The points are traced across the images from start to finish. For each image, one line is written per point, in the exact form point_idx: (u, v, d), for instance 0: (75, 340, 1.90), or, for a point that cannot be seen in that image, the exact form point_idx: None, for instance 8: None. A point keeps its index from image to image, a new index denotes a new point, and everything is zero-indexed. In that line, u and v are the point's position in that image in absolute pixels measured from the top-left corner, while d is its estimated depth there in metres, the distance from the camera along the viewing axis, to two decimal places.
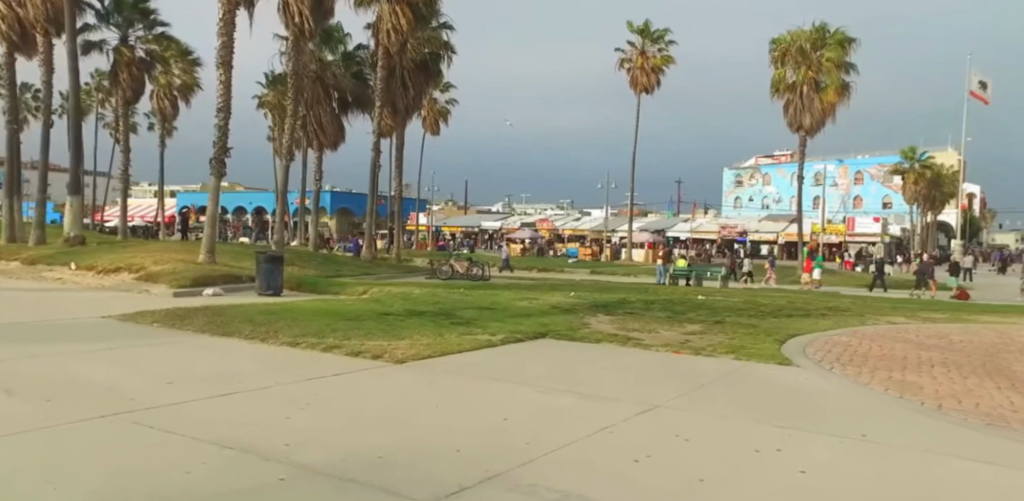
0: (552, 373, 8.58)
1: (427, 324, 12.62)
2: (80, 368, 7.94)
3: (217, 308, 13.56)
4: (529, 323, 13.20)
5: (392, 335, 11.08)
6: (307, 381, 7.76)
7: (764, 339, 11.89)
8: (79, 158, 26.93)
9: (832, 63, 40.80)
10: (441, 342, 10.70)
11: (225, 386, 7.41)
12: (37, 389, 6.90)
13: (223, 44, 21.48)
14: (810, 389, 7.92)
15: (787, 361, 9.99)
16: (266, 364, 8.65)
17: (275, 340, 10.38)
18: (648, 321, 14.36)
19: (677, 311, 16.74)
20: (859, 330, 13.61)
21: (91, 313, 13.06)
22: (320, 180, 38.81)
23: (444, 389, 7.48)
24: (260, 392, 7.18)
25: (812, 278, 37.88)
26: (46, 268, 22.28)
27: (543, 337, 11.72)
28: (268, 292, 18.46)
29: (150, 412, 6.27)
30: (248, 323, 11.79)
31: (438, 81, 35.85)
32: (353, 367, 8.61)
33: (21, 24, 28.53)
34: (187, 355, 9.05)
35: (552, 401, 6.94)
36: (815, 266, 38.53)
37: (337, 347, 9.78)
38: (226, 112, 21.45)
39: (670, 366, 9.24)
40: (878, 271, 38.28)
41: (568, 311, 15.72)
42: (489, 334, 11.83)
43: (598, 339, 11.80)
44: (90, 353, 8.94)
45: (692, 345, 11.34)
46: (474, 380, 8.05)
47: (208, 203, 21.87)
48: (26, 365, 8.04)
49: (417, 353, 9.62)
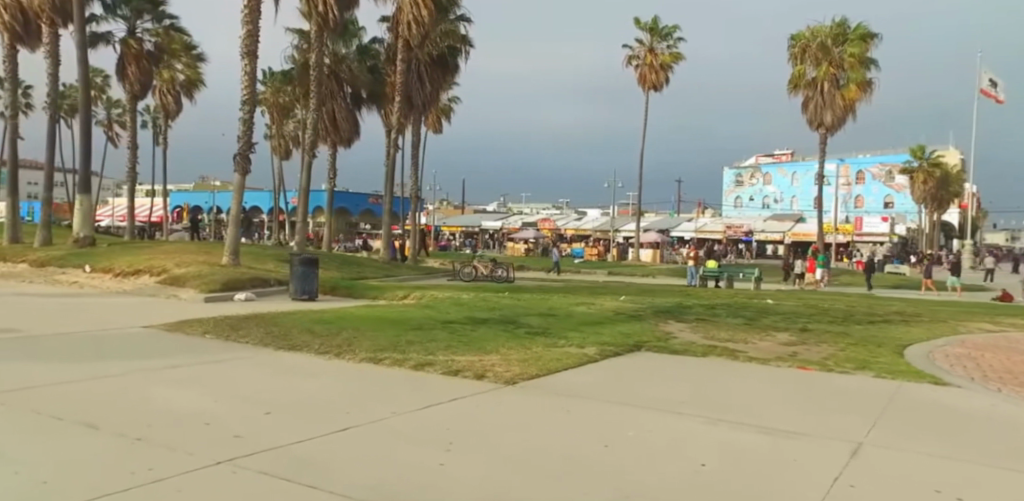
0: (693, 397, 7.43)
1: (504, 334, 11.47)
2: (154, 393, 6.76)
3: (265, 316, 12.31)
4: (611, 334, 12.06)
5: (476, 350, 9.95)
6: (424, 411, 6.57)
7: (880, 353, 10.75)
8: (89, 156, 25.55)
9: (854, 58, 39.69)
10: (537, 357, 9.60)
11: (336, 417, 6.25)
12: (118, 422, 5.73)
13: (247, 33, 20.23)
14: (1008, 420, 6.79)
15: (933, 376, 8.84)
16: (362, 386, 7.45)
17: (353, 355, 9.22)
18: (730, 330, 13.28)
19: (751, 317, 15.67)
20: (963, 339, 12.61)
21: (129, 322, 11.80)
22: (332, 178, 37.38)
23: (594, 420, 6.30)
24: (383, 427, 6.02)
25: (816, 278, 37.00)
26: (57, 271, 20.93)
27: (638, 350, 10.63)
28: (303, 297, 17.24)
29: (272, 456, 5.13)
30: (310, 335, 10.59)
31: (455, 77, 34.54)
32: (465, 391, 7.45)
33: (27, 15, 27.26)
34: (268, 374, 7.87)
35: (736, 439, 5.80)
36: (817, 260, 37.41)
37: (429, 365, 8.69)
38: (251, 105, 20.27)
39: (815, 384, 8.11)
40: (874, 269, 37.60)
41: (637, 318, 14.59)
42: (577, 346, 10.73)
43: (698, 352, 10.68)
44: (155, 373, 7.72)
45: (806, 359, 10.27)
46: (616, 406, 6.91)
47: (231, 202, 20.43)
48: (93, 390, 6.84)
49: (522, 372, 8.53)
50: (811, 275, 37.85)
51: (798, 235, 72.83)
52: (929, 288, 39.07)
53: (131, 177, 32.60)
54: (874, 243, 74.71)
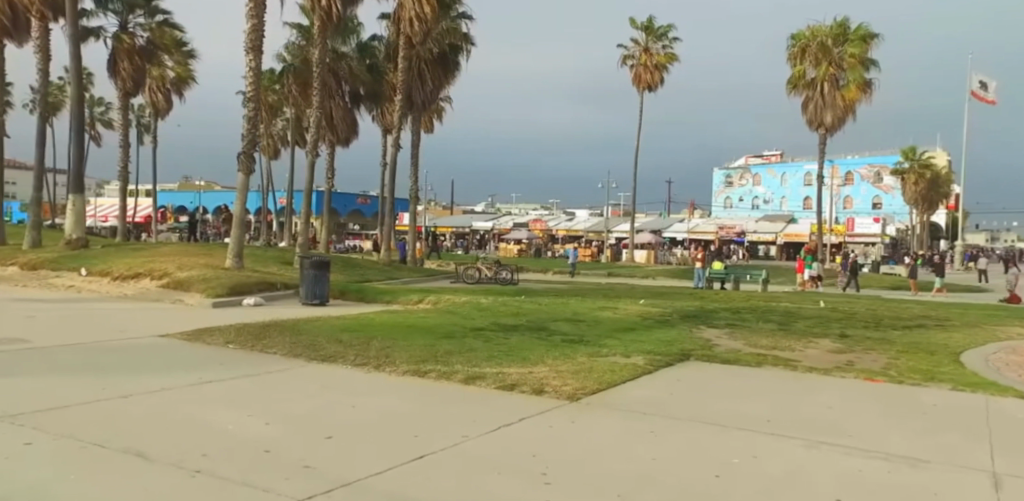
0: (778, 415, 6.83)
1: (540, 343, 10.85)
2: (198, 417, 6.13)
3: (286, 324, 11.63)
4: (651, 342, 11.50)
5: (520, 361, 9.33)
6: (499, 433, 5.99)
7: (940, 361, 10.23)
8: (81, 155, 24.67)
9: (855, 59, 39.42)
10: (589, 368, 9.01)
11: (404, 443, 5.66)
12: (171, 451, 5.15)
13: (252, 27, 19.51)
14: None
15: (1016, 389, 8.28)
16: (422, 404, 6.85)
17: (393, 368, 8.61)
18: (770, 337, 12.75)
19: (782, 321, 15.18)
20: (1014, 346, 12.12)
21: (141, 331, 11.09)
22: (331, 179, 36.65)
23: (690, 445, 5.72)
24: (462, 455, 5.40)
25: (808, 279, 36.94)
26: (52, 275, 20.05)
27: (687, 359, 10.07)
28: (314, 302, 16.57)
29: (350, 494, 4.54)
30: (341, 345, 9.97)
31: (456, 75, 33.83)
32: (531, 409, 6.86)
33: (15, 9, 26.32)
34: (313, 394, 7.25)
35: (856, 463, 5.26)
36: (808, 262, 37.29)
37: (479, 379, 8.10)
38: (255, 102, 19.56)
39: (898, 398, 7.55)
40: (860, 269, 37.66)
41: (666, 324, 14.05)
42: (622, 356, 10.15)
43: (750, 361, 10.14)
44: (190, 391, 7.07)
45: (867, 368, 9.74)
46: (705, 427, 6.32)
47: (235, 204, 19.53)
48: (127, 410, 6.21)
49: (582, 386, 7.95)
50: (801, 276, 37.79)
51: (791, 236, 72.57)
52: (918, 288, 39.06)
53: (122, 177, 31.58)
54: (865, 244, 75.04)
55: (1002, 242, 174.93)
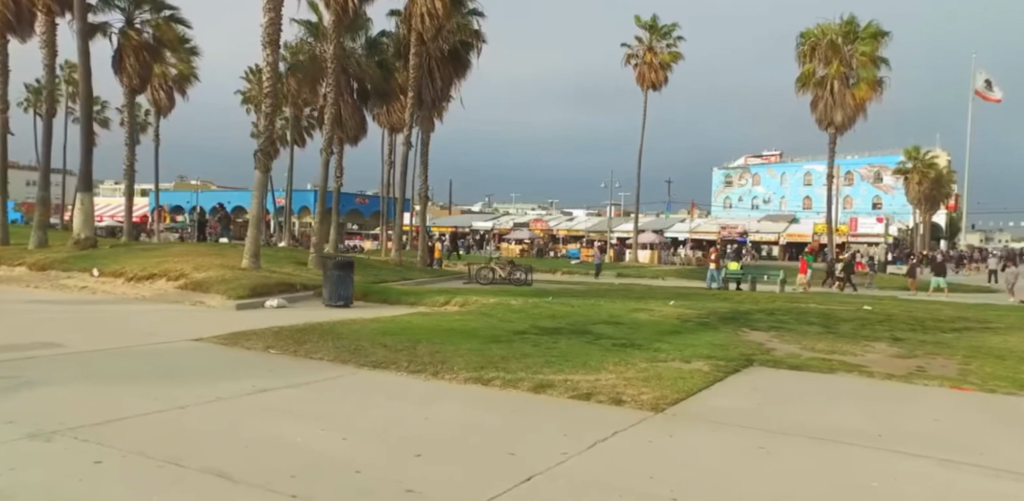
0: (887, 427, 6.38)
1: (592, 348, 10.32)
2: (270, 431, 5.64)
3: (322, 327, 11.07)
4: (704, 346, 11.00)
5: (583, 368, 8.80)
6: (600, 448, 5.54)
7: (1012, 366, 9.77)
8: (89, 152, 24.03)
9: (865, 57, 38.97)
10: (656, 375, 8.50)
11: (503, 463, 5.13)
12: (257, 471, 4.67)
13: (270, 20, 18.96)
14: None
15: None
16: (504, 416, 6.36)
17: (452, 375, 8.10)
18: (822, 340, 12.28)
19: (827, 324, 14.67)
20: None
21: (175, 334, 10.56)
22: (340, 179, 36.03)
23: (812, 462, 5.28)
24: (570, 476, 4.93)
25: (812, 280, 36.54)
26: (63, 275, 19.39)
27: (752, 365, 9.57)
28: (338, 304, 16.05)
29: None
30: (387, 350, 9.44)
31: (467, 72, 33.30)
32: (620, 421, 6.38)
33: (19, 3, 25.65)
34: (380, 403, 6.75)
35: (1008, 487, 4.80)
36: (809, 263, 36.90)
37: (548, 387, 7.61)
38: (272, 96, 19.00)
39: (999, 408, 7.10)
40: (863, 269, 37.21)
41: (709, 326, 13.55)
42: (683, 361, 9.65)
43: (816, 366, 9.67)
44: (251, 402, 6.57)
45: (943, 375, 9.24)
46: (817, 442, 5.84)
47: (251, 203, 18.90)
48: (192, 423, 5.71)
49: (660, 395, 7.42)
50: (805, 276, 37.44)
51: (793, 236, 72.10)
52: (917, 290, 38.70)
53: (129, 176, 30.97)
54: (868, 244, 74.70)
55: (997, 242, 174.61)
